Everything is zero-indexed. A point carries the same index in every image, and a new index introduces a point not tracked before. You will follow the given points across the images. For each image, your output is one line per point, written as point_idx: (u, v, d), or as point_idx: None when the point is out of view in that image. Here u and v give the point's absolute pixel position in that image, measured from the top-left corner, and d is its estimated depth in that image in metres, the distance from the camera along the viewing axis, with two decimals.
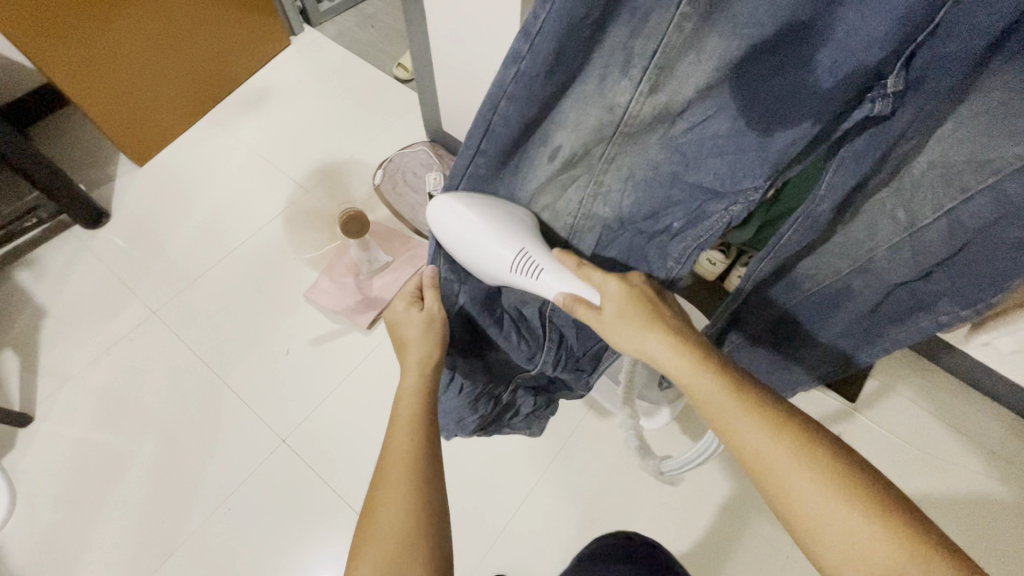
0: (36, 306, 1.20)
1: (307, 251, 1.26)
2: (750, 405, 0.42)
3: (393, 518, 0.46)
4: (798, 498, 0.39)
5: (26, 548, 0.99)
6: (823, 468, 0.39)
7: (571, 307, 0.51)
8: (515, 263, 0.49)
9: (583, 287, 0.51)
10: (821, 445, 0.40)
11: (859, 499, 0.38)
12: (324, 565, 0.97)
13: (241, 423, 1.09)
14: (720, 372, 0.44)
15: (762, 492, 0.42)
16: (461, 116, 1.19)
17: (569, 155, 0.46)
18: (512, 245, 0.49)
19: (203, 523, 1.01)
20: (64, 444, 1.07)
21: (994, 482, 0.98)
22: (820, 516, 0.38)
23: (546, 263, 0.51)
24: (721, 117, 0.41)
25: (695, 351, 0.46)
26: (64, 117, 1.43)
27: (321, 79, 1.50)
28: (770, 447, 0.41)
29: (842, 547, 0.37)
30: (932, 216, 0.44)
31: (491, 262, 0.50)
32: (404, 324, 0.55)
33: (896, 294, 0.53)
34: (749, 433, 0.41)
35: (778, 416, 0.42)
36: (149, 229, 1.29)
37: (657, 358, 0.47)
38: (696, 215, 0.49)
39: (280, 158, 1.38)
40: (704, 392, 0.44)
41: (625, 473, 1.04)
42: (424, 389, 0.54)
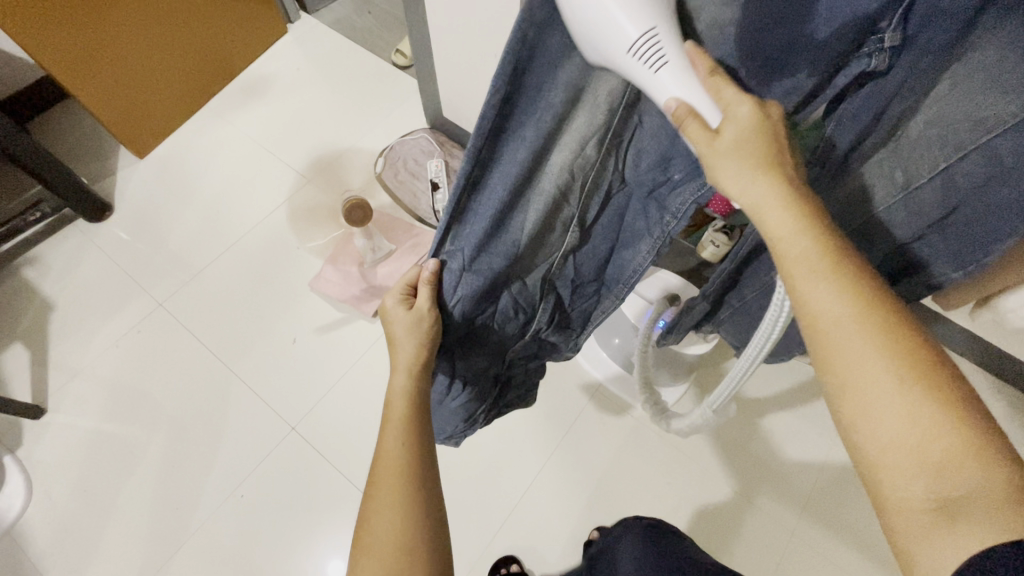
0: (43, 300, 1.21)
1: (309, 241, 1.26)
2: (845, 276, 0.35)
3: (389, 522, 0.48)
4: (857, 379, 0.34)
5: (43, 535, 1.01)
6: (908, 367, 0.33)
7: (680, 120, 0.37)
8: (637, 45, 0.35)
9: (706, 100, 0.37)
10: (916, 344, 0.34)
11: (935, 394, 0.32)
12: (337, 549, 0.99)
13: (249, 413, 1.10)
14: (826, 236, 0.36)
15: (824, 374, 0.36)
16: (461, 102, 1.19)
17: (586, 98, 0.41)
18: (641, 19, 0.34)
19: (216, 511, 1.02)
20: (77, 435, 1.09)
21: None
22: (888, 412, 0.33)
23: (678, 56, 0.36)
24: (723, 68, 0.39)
25: (809, 206, 0.37)
26: (63, 111, 1.43)
27: (319, 67, 1.49)
28: (847, 325, 0.35)
29: (892, 434, 0.33)
30: (928, 176, 0.43)
31: (601, 40, 0.35)
32: (397, 323, 0.54)
33: (887, 257, 0.53)
34: (830, 301, 0.35)
35: (878, 301, 0.35)
36: (153, 222, 1.30)
37: (760, 204, 0.37)
38: (697, 169, 0.47)
39: (280, 148, 1.37)
40: (804, 252, 0.36)
41: (630, 454, 1.05)
42: (414, 388, 0.55)
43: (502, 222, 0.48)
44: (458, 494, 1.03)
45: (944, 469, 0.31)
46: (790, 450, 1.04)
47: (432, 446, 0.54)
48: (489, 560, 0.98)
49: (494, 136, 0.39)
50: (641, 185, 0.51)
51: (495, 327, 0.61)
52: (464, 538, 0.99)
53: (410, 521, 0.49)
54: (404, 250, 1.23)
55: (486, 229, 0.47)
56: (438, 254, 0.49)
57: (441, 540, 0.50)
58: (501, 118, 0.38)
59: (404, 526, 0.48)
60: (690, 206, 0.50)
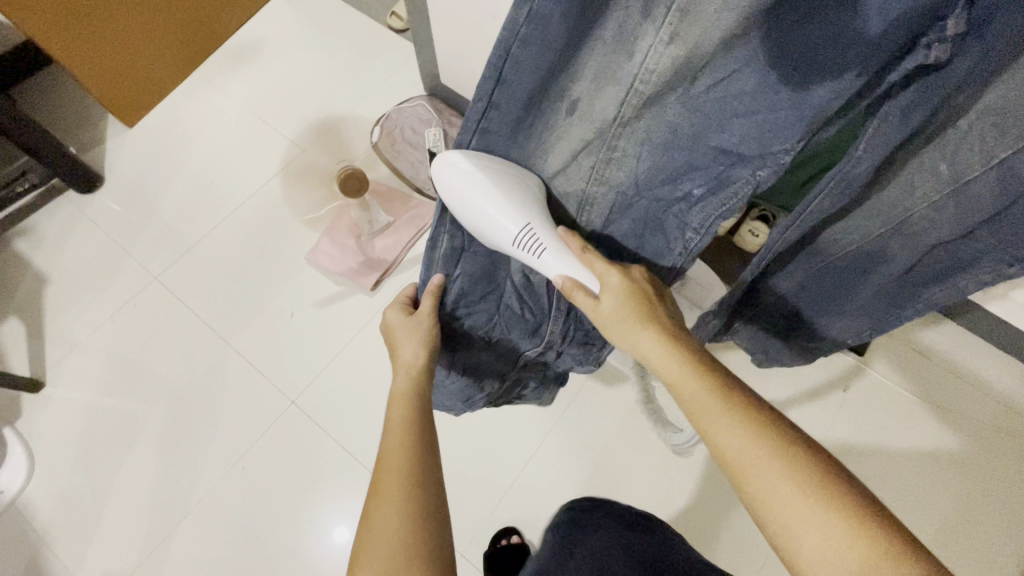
0: (37, 273, 1.19)
1: (305, 212, 1.23)
2: (735, 410, 0.42)
3: (387, 514, 0.47)
4: (772, 499, 0.39)
5: (48, 506, 1.02)
6: (808, 480, 0.38)
7: (570, 291, 0.50)
8: (518, 237, 0.47)
9: (586, 274, 0.50)
10: (808, 457, 0.39)
11: (836, 502, 0.37)
12: (340, 518, 1.00)
13: (249, 386, 1.09)
14: (712, 377, 0.44)
15: (747, 505, 0.41)
16: (459, 68, 1.14)
17: (580, 108, 0.42)
18: (518, 219, 0.46)
19: (219, 483, 1.03)
20: (76, 408, 1.09)
21: (999, 429, 1.00)
22: (807, 528, 0.37)
23: (553, 242, 0.49)
24: (748, 71, 0.36)
25: (690, 352, 0.47)
26: (48, 79, 1.38)
27: (313, 31, 1.43)
28: (750, 451, 0.40)
29: (817, 548, 0.37)
30: (980, 169, 0.41)
31: (493, 232, 0.48)
32: (395, 327, 0.59)
33: (933, 255, 0.52)
34: (732, 436, 0.41)
35: (767, 425, 0.41)
36: (145, 193, 1.27)
37: (651, 358, 0.48)
38: (718, 182, 0.44)
39: (274, 117, 1.33)
40: (697, 396, 0.43)
41: (630, 427, 1.05)
42: (412, 389, 0.56)
43: None
44: (458, 466, 1.03)
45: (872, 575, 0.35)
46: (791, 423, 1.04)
47: (438, 455, 0.53)
48: (490, 531, 0.99)
49: (482, 132, 0.43)
50: (655, 198, 0.48)
51: (499, 321, 0.65)
52: (466, 510, 1.00)
53: (409, 518, 0.47)
54: (403, 222, 1.21)
55: None
56: (440, 237, 0.51)
57: (447, 546, 0.48)
58: (485, 117, 0.41)
59: (399, 520, 0.46)
60: (714, 220, 0.47)
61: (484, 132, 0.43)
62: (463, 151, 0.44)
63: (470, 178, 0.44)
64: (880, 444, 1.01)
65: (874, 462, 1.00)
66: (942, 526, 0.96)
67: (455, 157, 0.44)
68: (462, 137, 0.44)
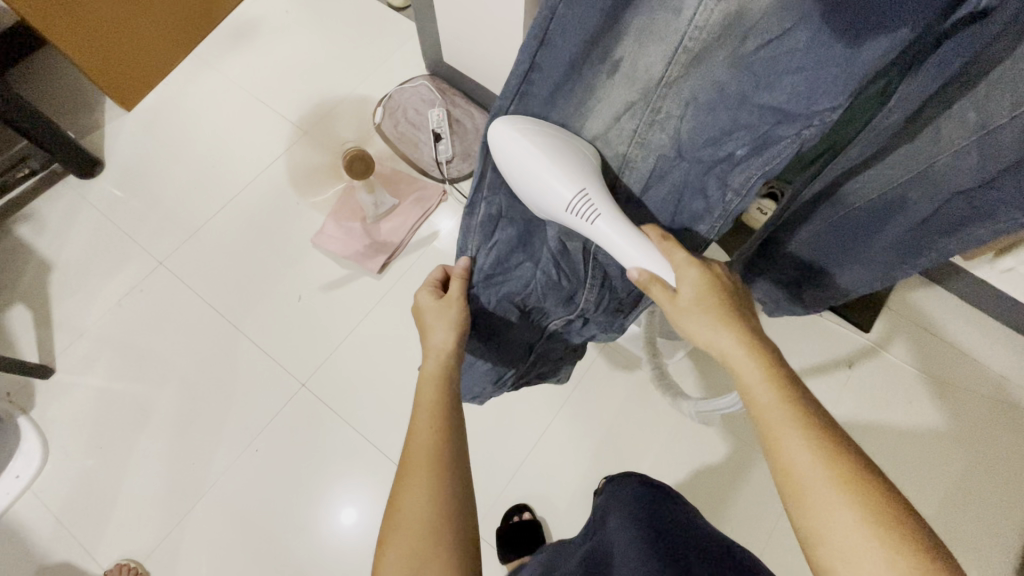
0: (41, 259, 1.19)
1: (309, 195, 1.23)
2: (811, 428, 0.42)
3: (426, 499, 0.48)
4: (830, 523, 0.39)
5: (64, 489, 1.03)
6: (875, 515, 0.38)
7: (645, 284, 0.50)
8: (571, 204, 0.47)
9: (641, 245, 0.49)
10: (881, 494, 0.39)
11: (895, 540, 0.37)
12: (352, 498, 1.02)
13: (258, 370, 1.10)
14: (790, 391, 0.44)
15: (800, 523, 0.41)
16: (462, 46, 1.12)
17: (623, 69, 0.43)
18: (571, 183, 0.46)
19: (233, 465, 1.04)
20: (87, 393, 1.09)
21: (999, 402, 1.02)
22: (861, 558, 0.37)
23: (608, 209, 0.48)
24: (801, 30, 0.34)
25: (771, 361, 0.46)
26: (41, 61, 1.36)
27: (310, 10, 1.41)
28: (815, 471, 0.40)
29: None
30: (1009, 115, 0.40)
31: (547, 199, 0.48)
32: (426, 310, 0.61)
33: (952, 205, 0.50)
34: (802, 453, 0.41)
35: (842, 451, 0.41)
36: (146, 177, 1.26)
37: (727, 358, 0.48)
38: (761, 141, 0.42)
39: (273, 98, 1.31)
40: (770, 405, 0.44)
41: (637, 405, 1.06)
42: (442, 371, 0.57)
43: None
44: (468, 446, 1.04)
45: None
46: None
47: (464, 437, 0.54)
48: (501, 508, 1.01)
49: (521, 97, 0.46)
50: (696, 160, 0.46)
51: (534, 288, 0.65)
52: (476, 488, 1.02)
53: (432, 499, 0.48)
54: (408, 204, 1.21)
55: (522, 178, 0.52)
56: (479, 203, 0.54)
57: (469, 527, 0.49)
58: (525, 79, 0.44)
59: (439, 502, 0.48)
60: (754, 181, 0.44)
61: (523, 96, 0.46)
62: (514, 121, 0.46)
63: (521, 147, 0.45)
64: (883, 417, 1.03)
65: (877, 435, 1.02)
66: (942, 497, 0.98)
67: (507, 129, 0.46)
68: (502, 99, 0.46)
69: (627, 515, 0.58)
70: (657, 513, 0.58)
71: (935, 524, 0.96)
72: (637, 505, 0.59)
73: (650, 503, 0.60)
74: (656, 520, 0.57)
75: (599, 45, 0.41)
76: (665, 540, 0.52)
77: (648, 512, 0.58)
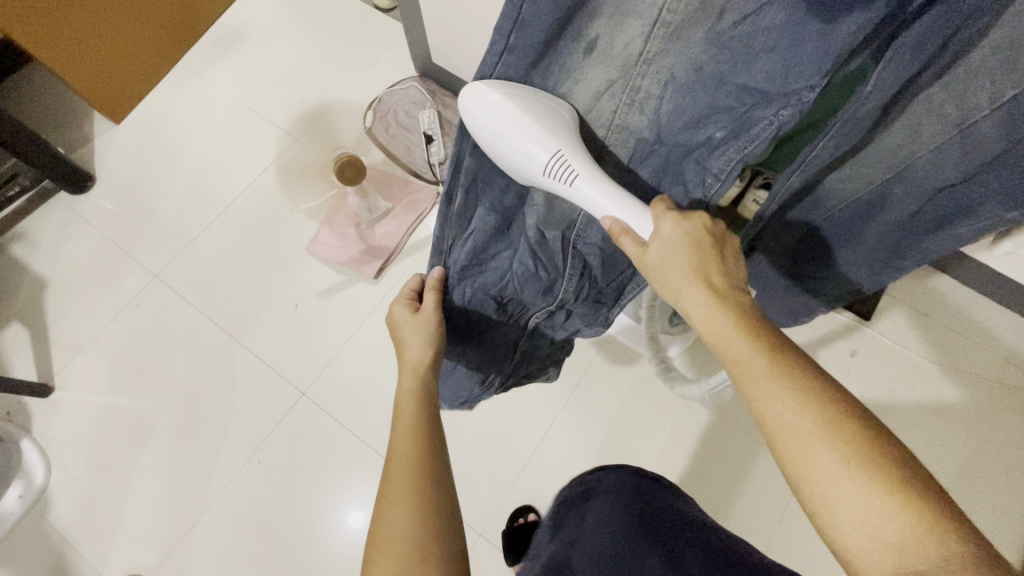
0: (36, 276, 1.18)
1: (301, 202, 1.22)
2: (787, 371, 0.41)
3: (409, 515, 0.48)
4: (818, 464, 0.38)
5: (68, 508, 1.03)
6: (855, 451, 0.37)
7: (617, 236, 0.48)
8: (549, 165, 0.45)
9: (626, 200, 0.47)
10: (858, 428, 0.38)
11: (876, 473, 0.36)
12: (356, 504, 1.01)
13: (258, 380, 1.10)
14: (761, 338, 0.43)
15: (784, 465, 0.40)
16: (450, 46, 1.11)
17: (599, 48, 0.41)
18: (548, 145, 0.44)
19: (236, 477, 1.04)
20: (87, 410, 1.09)
21: (1002, 385, 1.02)
22: (845, 500, 0.37)
23: (586, 167, 0.46)
24: (776, 4, 0.34)
25: (739, 311, 0.44)
26: (27, 76, 1.35)
27: (297, 15, 1.39)
28: (794, 413, 0.39)
29: (852, 522, 0.36)
30: (989, 108, 0.41)
31: (525, 164, 0.46)
32: (401, 326, 0.61)
33: (934, 201, 0.52)
34: (777, 398, 0.40)
35: (817, 390, 0.40)
36: (138, 190, 1.25)
37: (691, 313, 0.46)
38: (740, 126, 0.42)
39: (263, 106, 1.30)
40: (741, 356, 0.42)
41: (639, 402, 1.06)
42: (420, 387, 0.58)
43: None
44: (471, 448, 1.04)
45: (905, 551, 0.35)
46: None
47: (445, 450, 0.55)
48: (506, 510, 1.00)
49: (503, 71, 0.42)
50: (676, 143, 0.46)
51: (511, 280, 0.63)
52: (480, 490, 1.02)
53: (416, 512, 0.48)
54: (401, 208, 1.20)
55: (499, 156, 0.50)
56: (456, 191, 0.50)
57: (456, 538, 0.49)
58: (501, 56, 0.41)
59: (423, 516, 0.48)
60: (735, 164, 0.45)
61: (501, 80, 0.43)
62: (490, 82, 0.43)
63: (502, 110, 0.43)
64: (887, 404, 1.02)
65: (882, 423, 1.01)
66: (951, 482, 0.97)
67: (487, 90, 0.42)
68: (483, 67, 0.42)
69: (614, 503, 0.56)
70: (645, 501, 0.56)
71: None
72: (619, 488, 0.58)
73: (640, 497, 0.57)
74: (647, 513, 0.54)
75: (585, 15, 0.39)
76: (660, 543, 0.50)
77: (634, 500, 0.56)
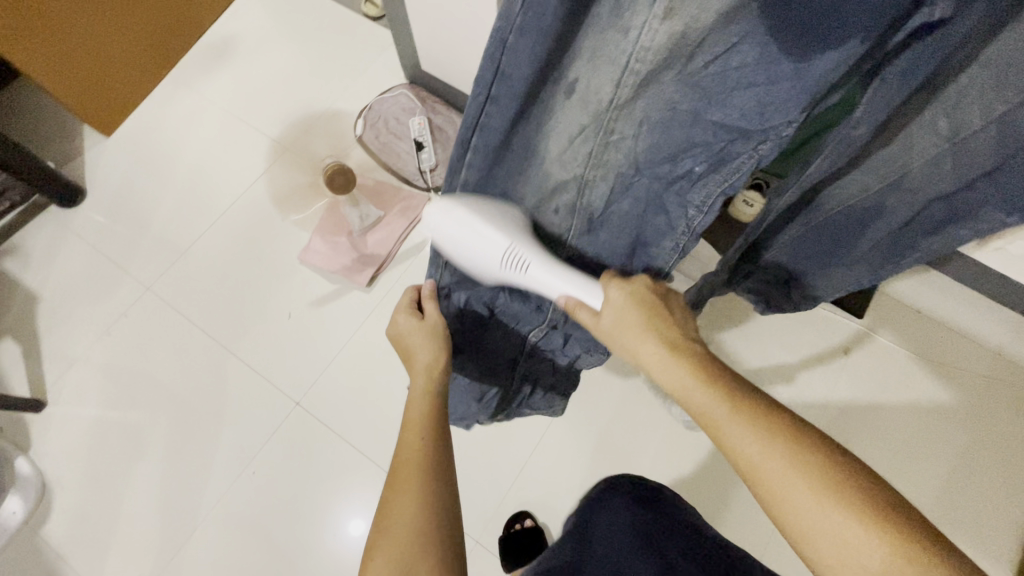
0: (28, 291, 1.18)
1: (292, 212, 1.21)
2: (745, 414, 0.41)
3: (415, 505, 0.48)
4: (791, 505, 0.38)
5: (62, 523, 1.02)
6: (828, 488, 0.37)
7: (573, 309, 0.52)
8: (505, 259, 0.50)
9: (578, 284, 0.52)
10: (828, 463, 0.38)
11: (852, 508, 0.36)
12: (352, 514, 1.01)
13: (251, 391, 1.09)
14: (722, 386, 0.43)
15: (766, 506, 0.40)
16: (438, 53, 1.11)
17: (578, 89, 0.41)
18: (500, 243, 0.49)
19: (230, 488, 1.03)
20: (80, 424, 1.08)
21: (997, 380, 1.02)
22: (827, 537, 0.36)
23: (537, 257, 0.51)
24: (748, 45, 0.35)
25: (698, 361, 0.45)
26: (16, 91, 1.35)
27: (285, 25, 1.40)
28: (764, 458, 0.39)
29: (838, 559, 0.36)
30: (981, 123, 0.42)
31: (483, 261, 0.51)
32: (407, 335, 0.60)
33: (931, 208, 0.52)
34: (747, 444, 0.40)
35: (782, 430, 0.40)
36: (129, 203, 1.25)
37: (654, 369, 0.47)
38: (720, 159, 0.43)
39: (253, 116, 1.30)
40: (704, 406, 0.43)
41: (634, 405, 1.05)
42: (432, 392, 0.58)
43: (496, 181, 0.50)
44: (467, 455, 1.03)
45: None
46: (796, 391, 1.04)
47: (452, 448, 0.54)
48: (503, 517, 1.00)
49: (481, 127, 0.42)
50: (655, 177, 0.46)
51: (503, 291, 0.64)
52: (477, 497, 1.01)
53: (422, 505, 0.48)
54: (392, 216, 1.20)
55: (482, 181, 0.49)
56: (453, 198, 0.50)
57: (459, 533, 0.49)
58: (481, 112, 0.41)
59: (426, 519, 0.47)
60: (715, 198, 0.46)
61: (482, 129, 0.42)
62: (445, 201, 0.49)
63: (458, 219, 0.49)
64: (882, 403, 1.02)
65: (877, 422, 1.01)
66: (948, 479, 0.97)
67: (443, 205, 0.49)
68: (465, 115, 0.41)
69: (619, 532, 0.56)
70: (651, 523, 0.56)
71: (941, 507, 0.96)
72: (623, 515, 0.58)
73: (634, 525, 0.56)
74: (653, 535, 0.55)
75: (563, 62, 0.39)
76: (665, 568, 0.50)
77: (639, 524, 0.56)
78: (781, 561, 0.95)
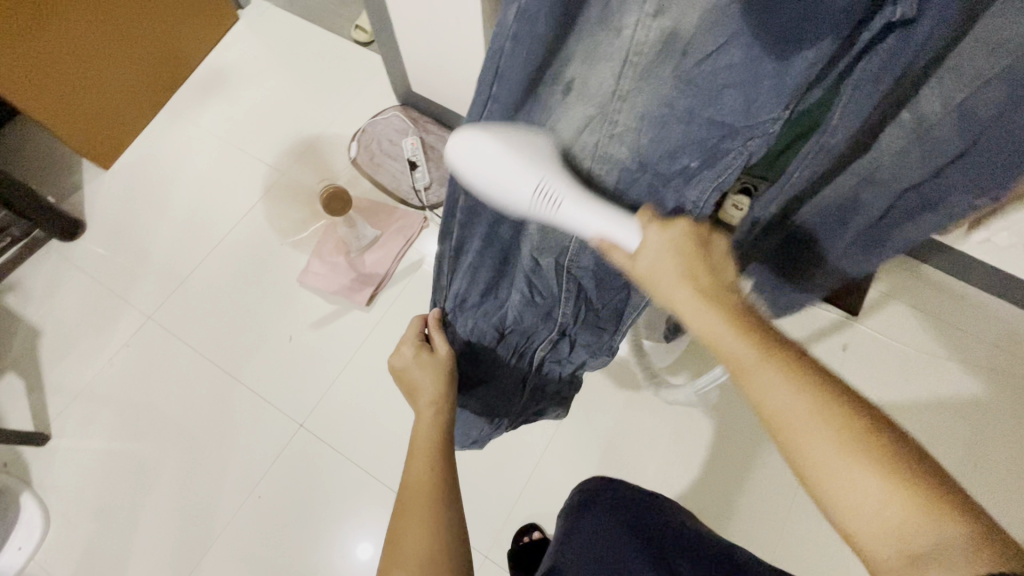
0: (30, 326, 1.18)
1: (290, 235, 1.23)
2: (776, 360, 0.38)
3: (425, 535, 0.49)
4: (812, 451, 0.36)
5: (69, 557, 1.02)
6: (856, 435, 0.35)
7: (607, 249, 0.48)
8: (536, 193, 0.44)
9: (618, 224, 0.46)
10: (859, 414, 0.36)
11: (880, 459, 0.34)
12: (360, 536, 1.00)
13: (256, 415, 1.09)
14: (754, 333, 0.40)
15: (786, 452, 0.38)
16: (428, 74, 1.13)
17: (576, 87, 0.41)
18: (530, 179, 0.43)
19: (236, 515, 1.03)
20: (85, 456, 1.08)
21: (993, 371, 1.02)
22: (847, 484, 0.34)
23: (569, 194, 0.45)
24: (735, 46, 0.36)
25: (733, 310, 0.42)
26: (16, 129, 1.37)
27: (277, 53, 1.43)
28: (792, 402, 0.37)
29: (855, 507, 0.34)
30: (942, 113, 0.44)
31: (513, 198, 0.44)
32: (410, 370, 0.64)
33: (907, 197, 0.54)
34: (776, 391, 0.38)
35: (813, 377, 0.38)
36: (129, 234, 1.26)
37: (686, 311, 0.44)
38: (711, 155, 0.44)
39: (249, 143, 1.33)
40: (736, 351, 0.40)
41: (636, 413, 1.06)
42: (439, 424, 0.60)
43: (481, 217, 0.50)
44: (472, 470, 1.03)
45: (908, 528, 0.33)
46: None
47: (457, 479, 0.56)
48: (511, 531, 0.99)
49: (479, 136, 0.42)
50: (657, 173, 0.46)
51: (511, 309, 0.65)
52: (484, 511, 1.01)
53: (433, 536, 0.49)
54: (389, 234, 1.21)
55: (464, 215, 0.49)
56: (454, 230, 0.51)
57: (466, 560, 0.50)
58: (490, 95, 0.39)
59: (435, 540, 0.49)
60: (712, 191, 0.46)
61: (496, 85, 0.38)
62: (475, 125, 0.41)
63: (483, 148, 0.41)
64: (882, 399, 1.03)
65: None
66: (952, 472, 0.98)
67: (466, 132, 0.41)
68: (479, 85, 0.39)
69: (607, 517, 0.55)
70: (644, 511, 0.56)
71: None
72: (610, 501, 0.58)
73: (636, 510, 0.56)
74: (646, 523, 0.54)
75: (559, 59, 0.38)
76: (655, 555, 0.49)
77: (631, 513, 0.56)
78: (793, 563, 0.94)
